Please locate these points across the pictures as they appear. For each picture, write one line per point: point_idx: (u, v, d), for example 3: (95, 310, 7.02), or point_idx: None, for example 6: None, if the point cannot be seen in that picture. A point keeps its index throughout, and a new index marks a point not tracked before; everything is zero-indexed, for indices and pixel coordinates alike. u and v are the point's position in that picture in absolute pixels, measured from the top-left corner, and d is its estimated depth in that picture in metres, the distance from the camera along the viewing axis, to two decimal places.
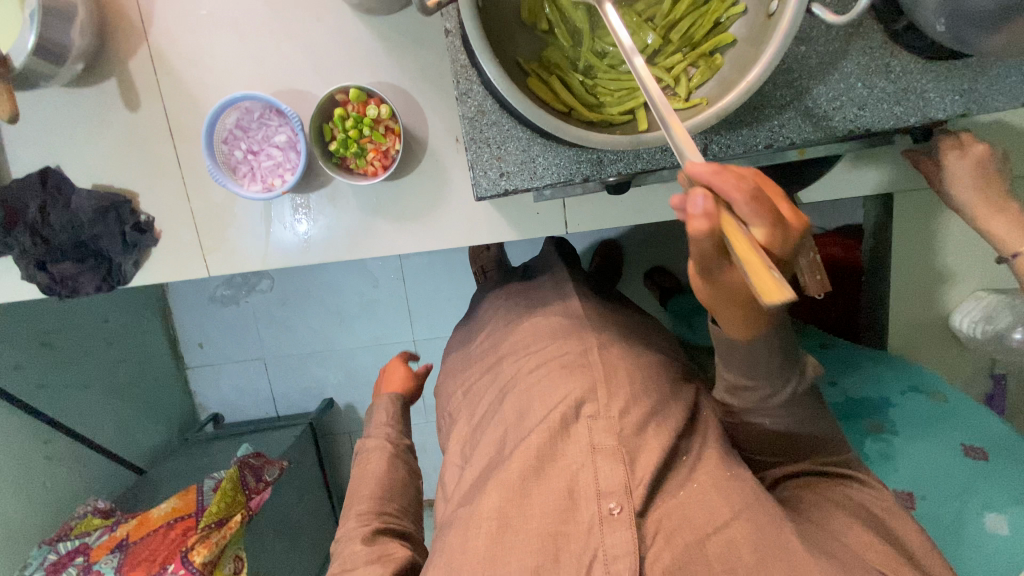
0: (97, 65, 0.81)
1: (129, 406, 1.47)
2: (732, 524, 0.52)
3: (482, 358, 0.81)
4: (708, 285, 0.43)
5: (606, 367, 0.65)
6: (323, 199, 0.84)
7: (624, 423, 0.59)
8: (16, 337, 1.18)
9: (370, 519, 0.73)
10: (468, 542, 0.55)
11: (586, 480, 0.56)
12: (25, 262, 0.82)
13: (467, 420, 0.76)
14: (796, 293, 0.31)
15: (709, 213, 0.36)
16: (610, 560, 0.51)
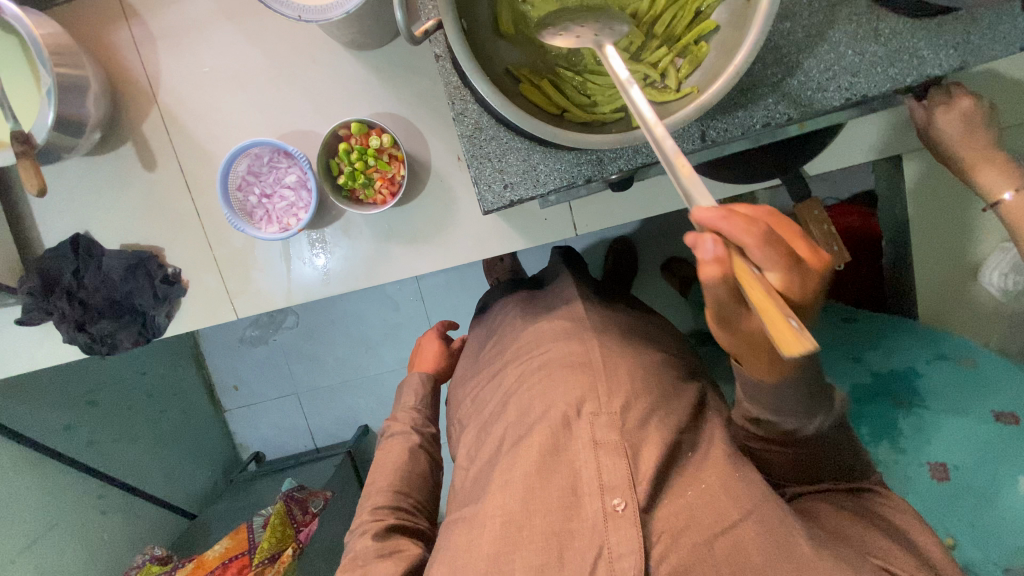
0: (113, 132, 0.85)
1: (174, 454, 1.51)
2: (741, 526, 0.55)
3: (487, 361, 0.83)
4: (728, 333, 0.46)
5: (607, 365, 0.67)
6: (338, 232, 0.87)
7: (627, 418, 0.61)
8: (62, 398, 1.24)
9: (385, 513, 0.75)
10: (473, 539, 0.59)
11: (591, 477, 0.58)
12: (65, 326, 0.86)
13: (467, 432, 0.78)
14: (815, 344, 0.31)
15: (718, 258, 0.39)
16: (615, 557, 0.54)
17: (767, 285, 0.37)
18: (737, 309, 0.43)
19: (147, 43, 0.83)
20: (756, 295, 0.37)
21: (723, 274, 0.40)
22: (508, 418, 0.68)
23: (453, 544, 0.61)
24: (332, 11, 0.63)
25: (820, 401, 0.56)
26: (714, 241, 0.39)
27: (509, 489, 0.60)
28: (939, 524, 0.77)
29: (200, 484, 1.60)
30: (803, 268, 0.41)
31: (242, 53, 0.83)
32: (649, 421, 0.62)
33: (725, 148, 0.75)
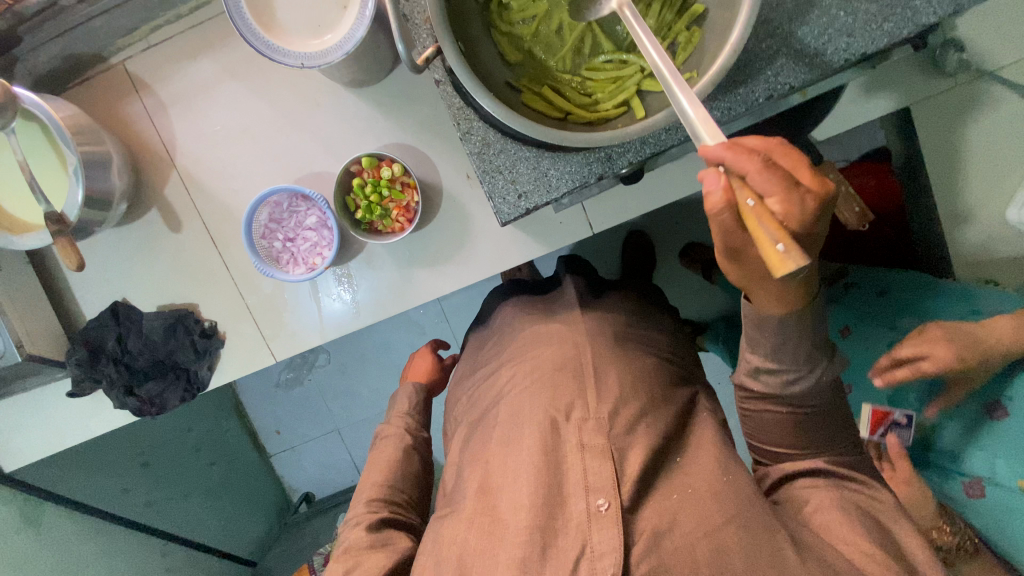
0: (138, 201, 0.89)
1: (228, 504, 1.55)
2: (724, 528, 0.58)
3: (481, 364, 0.86)
4: (735, 266, 0.49)
5: (593, 369, 0.71)
6: (362, 264, 0.89)
7: (613, 421, 0.66)
8: (117, 462, 1.27)
9: (380, 506, 0.78)
10: (461, 534, 0.63)
11: (576, 478, 0.62)
12: (115, 392, 0.90)
13: (460, 428, 0.82)
14: (800, 263, 0.37)
15: (723, 187, 0.41)
16: (595, 556, 0.57)
17: (767, 215, 0.40)
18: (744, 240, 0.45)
19: (159, 111, 0.87)
20: (756, 227, 0.40)
21: (725, 201, 0.42)
22: (499, 424, 0.71)
23: (441, 540, 0.65)
24: (333, 54, 0.66)
25: (821, 354, 0.58)
26: (713, 174, 0.42)
27: (503, 494, 0.64)
28: (1007, 472, 0.75)
29: (257, 532, 1.63)
30: (805, 190, 0.40)
31: (248, 106, 0.86)
32: (638, 427, 0.66)
33: (729, 128, 0.76)
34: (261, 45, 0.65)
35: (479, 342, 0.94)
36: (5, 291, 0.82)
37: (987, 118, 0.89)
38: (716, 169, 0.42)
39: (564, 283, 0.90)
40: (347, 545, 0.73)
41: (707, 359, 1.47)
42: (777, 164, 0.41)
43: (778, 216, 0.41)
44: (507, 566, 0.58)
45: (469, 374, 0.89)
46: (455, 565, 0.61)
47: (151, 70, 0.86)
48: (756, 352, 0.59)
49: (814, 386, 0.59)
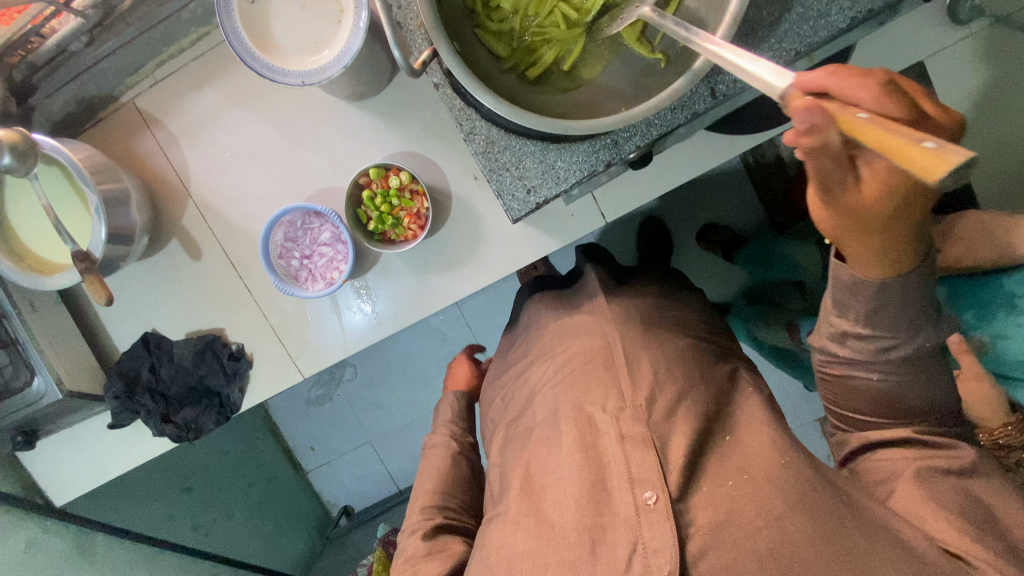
0: (159, 233, 0.91)
1: (269, 522, 1.57)
2: (786, 518, 0.55)
3: (513, 364, 0.86)
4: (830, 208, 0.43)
5: (628, 359, 0.69)
6: (379, 275, 0.89)
7: (653, 410, 0.64)
8: (161, 491, 1.31)
9: (434, 510, 0.78)
10: (508, 536, 0.64)
11: (619, 471, 0.61)
12: (153, 421, 0.93)
13: (500, 431, 0.82)
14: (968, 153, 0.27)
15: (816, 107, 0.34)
16: (650, 553, 0.56)
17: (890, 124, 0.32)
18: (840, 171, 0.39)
19: (171, 144, 0.89)
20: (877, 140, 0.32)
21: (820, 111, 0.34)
22: (536, 420, 0.72)
23: (488, 545, 0.65)
24: (331, 69, 0.66)
25: (926, 317, 0.53)
26: (822, 111, 0.33)
27: (546, 493, 0.64)
28: None
29: (300, 547, 1.65)
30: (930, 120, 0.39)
31: (255, 130, 0.87)
32: (678, 412, 0.64)
33: (737, 101, 0.74)
34: (262, 67, 0.66)
35: (510, 341, 0.94)
36: (42, 330, 0.85)
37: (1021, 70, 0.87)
38: (821, 106, 0.34)
39: (592, 273, 0.89)
40: (406, 557, 0.73)
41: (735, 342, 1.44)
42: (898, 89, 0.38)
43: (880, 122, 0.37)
44: (558, 568, 0.58)
45: (504, 368, 0.88)
46: (505, 567, 0.61)
47: (159, 104, 0.88)
48: (845, 314, 0.54)
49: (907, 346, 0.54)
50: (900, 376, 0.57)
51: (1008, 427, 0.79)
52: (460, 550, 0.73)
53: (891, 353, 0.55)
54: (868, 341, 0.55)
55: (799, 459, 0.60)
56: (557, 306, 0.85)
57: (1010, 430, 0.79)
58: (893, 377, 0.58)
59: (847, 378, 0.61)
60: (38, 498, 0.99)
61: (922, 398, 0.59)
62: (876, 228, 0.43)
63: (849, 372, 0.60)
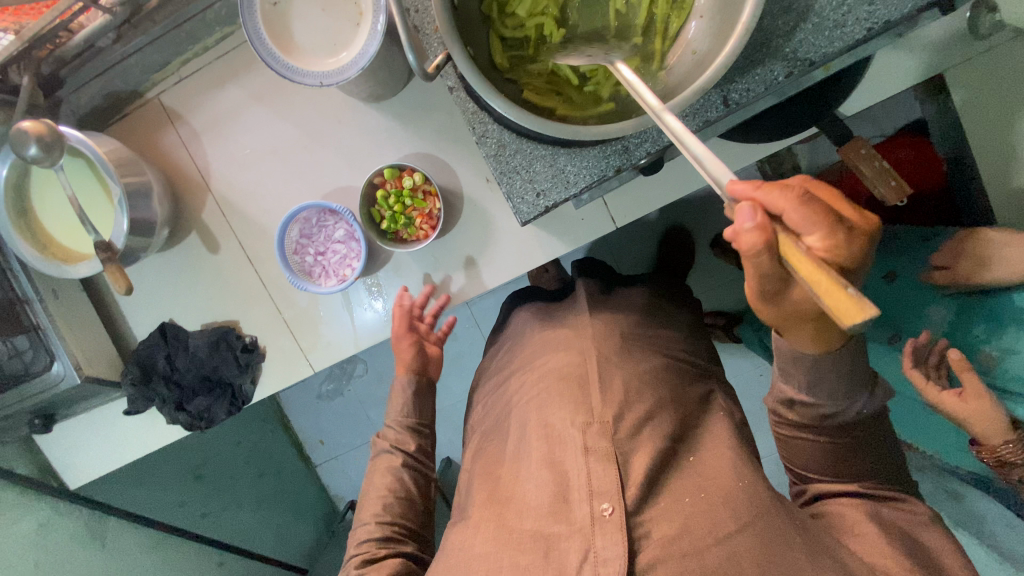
0: (178, 226, 0.94)
1: (277, 512, 1.59)
2: (736, 536, 0.57)
3: (494, 374, 0.87)
4: (773, 308, 0.49)
5: (602, 376, 0.70)
6: (390, 273, 0.91)
7: (619, 427, 0.64)
8: (171, 478, 1.33)
9: (369, 545, 0.73)
10: (470, 539, 0.64)
11: (580, 482, 0.61)
12: (167, 408, 0.95)
13: (475, 438, 0.83)
14: (877, 309, 0.33)
15: (760, 226, 0.41)
16: (599, 562, 0.55)
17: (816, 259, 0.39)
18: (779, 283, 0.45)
19: (192, 139, 0.91)
20: (805, 270, 0.39)
21: (766, 242, 0.41)
22: (511, 430, 0.73)
23: (449, 547, 0.66)
24: (348, 71, 0.67)
25: (859, 386, 0.60)
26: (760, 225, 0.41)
27: (511, 504, 0.66)
28: None
29: (306, 538, 1.67)
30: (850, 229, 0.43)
31: (273, 128, 0.89)
32: (643, 431, 0.65)
33: (751, 110, 0.74)
34: (281, 67, 0.68)
35: (496, 348, 0.95)
36: (63, 317, 0.87)
37: None
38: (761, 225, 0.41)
39: (582, 284, 0.90)
40: None
41: (745, 351, 1.43)
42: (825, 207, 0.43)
43: (817, 251, 0.43)
44: (511, 569, 0.58)
45: (488, 377, 0.89)
46: (459, 568, 0.62)
47: (183, 101, 0.91)
48: (790, 381, 0.60)
49: (843, 406, 0.61)
50: (844, 435, 0.64)
51: (1011, 444, 0.77)
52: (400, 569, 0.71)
53: (834, 413, 0.61)
54: (810, 404, 0.61)
55: (757, 479, 0.63)
56: (565, 311, 0.86)
57: (1013, 448, 0.77)
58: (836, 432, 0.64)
59: (796, 442, 0.66)
60: (53, 480, 1.03)
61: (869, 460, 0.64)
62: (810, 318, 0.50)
63: (800, 436, 0.65)
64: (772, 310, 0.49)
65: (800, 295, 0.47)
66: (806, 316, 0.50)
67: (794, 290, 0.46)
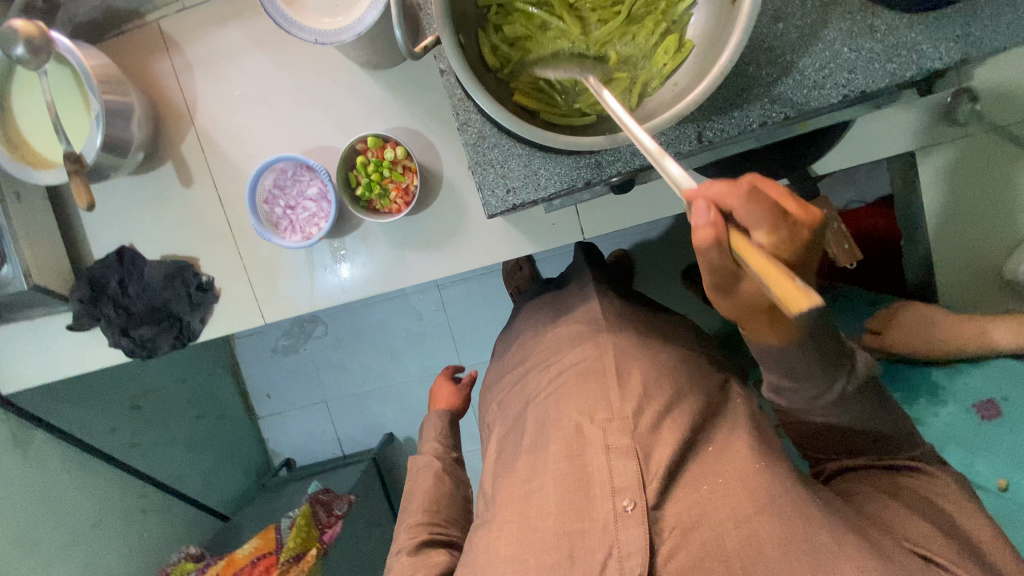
0: (155, 153, 0.93)
1: (210, 456, 1.57)
2: (755, 519, 0.55)
3: (513, 368, 0.87)
4: (730, 300, 0.51)
5: (619, 369, 0.70)
6: (356, 240, 0.92)
7: (639, 422, 0.65)
8: (108, 401, 1.32)
9: (422, 530, 0.80)
10: (492, 541, 0.65)
11: (601, 477, 0.62)
12: (111, 331, 0.93)
13: (499, 429, 0.84)
14: (820, 298, 0.34)
15: (711, 222, 0.44)
16: (624, 556, 0.57)
17: (768, 253, 0.40)
18: (731, 275, 0.47)
19: (184, 70, 0.91)
20: (757, 264, 0.40)
21: (716, 237, 0.44)
22: (528, 428, 0.74)
23: (476, 552, 0.67)
24: (344, 34, 0.68)
25: (836, 367, 0.57)
26: (709, 222, 0.44)
27: (532, 501, 0.65)
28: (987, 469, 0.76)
29: (235, 488, 1.65)
30: (797, 220, 0.45)
31: (267, 76, 0.89)
32: (665, 422, 0.65)
33: (727, 149, 0.76)
34: (281, 17, 0.68)
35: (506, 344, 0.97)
36: (21, 221, 0.86)
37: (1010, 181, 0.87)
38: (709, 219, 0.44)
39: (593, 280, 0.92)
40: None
41: None
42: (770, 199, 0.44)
43: (765, 247, 0.44)
44: (537, 569, 0.59)
45: (506, 368, 0.90)
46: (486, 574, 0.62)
47: (181, 30, 0.90)
48: (772, 373, 0.59)
49: (826, 388, 0.58)
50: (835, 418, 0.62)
51: None
52: (442, 561, 0.75)
53: (811, 397, 0.59)
54: (795, 391, 0.59)
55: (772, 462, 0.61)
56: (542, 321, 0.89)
57: None
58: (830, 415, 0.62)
59: (802, 420, 0.64)
60: None
61: (868, 437, 0.64)
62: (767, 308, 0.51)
63: (802, 416, 0.64)
64: (729, 301, 0.51)
65: (750, 283, 0.48)
66: (756, 308, 0.51)
67: (745, 282, 0.49)
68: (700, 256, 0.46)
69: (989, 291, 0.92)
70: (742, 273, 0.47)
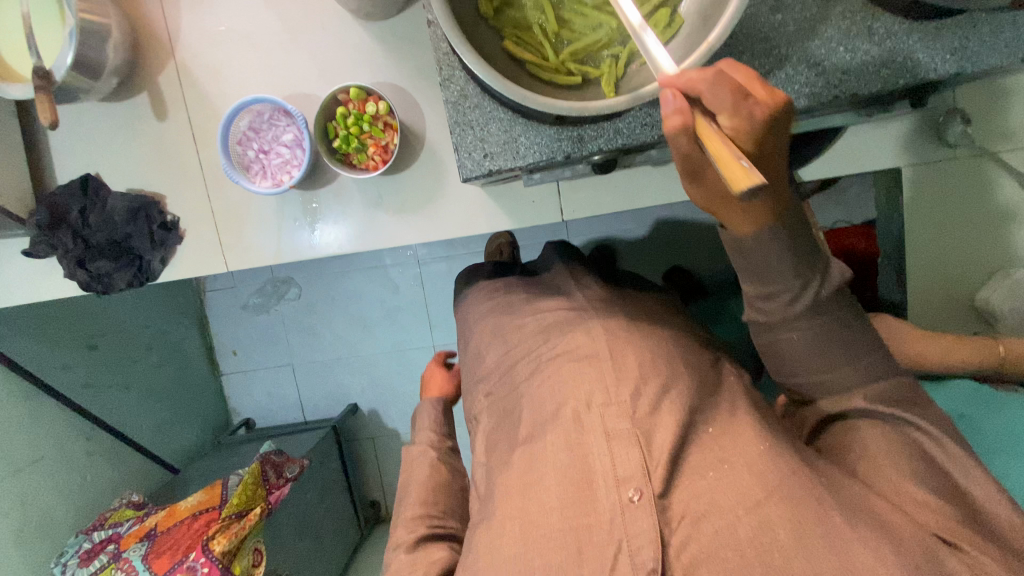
0: (131, 82, 0.90)
1: (165, 407, 1.54)
2: (767, 504, 0.51)
3: (494, 338, 0.81)
4: (701, 193, 0.49)
5: (615, 354, 0.65)
6: (330, 195, 0.89)
7: (637, 406, 0.60)
8: (64, 338, 1.28)
9: (419, 524, 0.76)
10: (493, 540, 0.59)
11: (604, 467, 0.57)
12: (67, 261, 0.90)
13: (483, 413, 0.78)
14: (759, 177, 0.35)
15: (678, 109, 0.43)
16: (634, 550, 0.53)
17: (723, 138, 0.40)
18: (700, 165, 0.46)
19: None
20: (717, 152, 0.40)
21: (683, 123, 0.43)
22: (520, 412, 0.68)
23: (474, 549, 0.61)
24: None
25: (809, 268, 0.52)
26: (676, 112, 0.43)
27: (531, 490, 0.60)
28: None
29: (190, 443, 1.62)
30: (755, 101, 0.42)
31: (255, 14, 0.86)
32: (662, 405, 0.61)
33: None
34: None
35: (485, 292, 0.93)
36: None
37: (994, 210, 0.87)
38: (676, 104, 0.43)
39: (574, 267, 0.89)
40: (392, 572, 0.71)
41: None
42: (731, 82, 0.43)
43: (728, 132, 0.43)
44: (544, 569, 0.54)
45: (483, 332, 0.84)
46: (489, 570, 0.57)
47: None
48: (748, 281, 0.54)
49: (800, 292, 0.52)
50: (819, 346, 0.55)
51: None
52: (440, 556, 0.71)
53: (789, 305, 0.53)
54: (768, 297, 0.54)
55: (776, 446, 0.56)
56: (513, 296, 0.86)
57: None
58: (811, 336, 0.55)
59: (774, 344, 0.57)
60: None
61: (852, 373, 0.56)
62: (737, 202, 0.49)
63: (774, 336, 0.56)
64: (701, 194, 0.49)
65: (715, 177, 0.47)
66: (729, 198, 0.48)
67: (712, 168, 0.46)
68: (670, 149, 0.45)
69: (957, 317, 0.93)
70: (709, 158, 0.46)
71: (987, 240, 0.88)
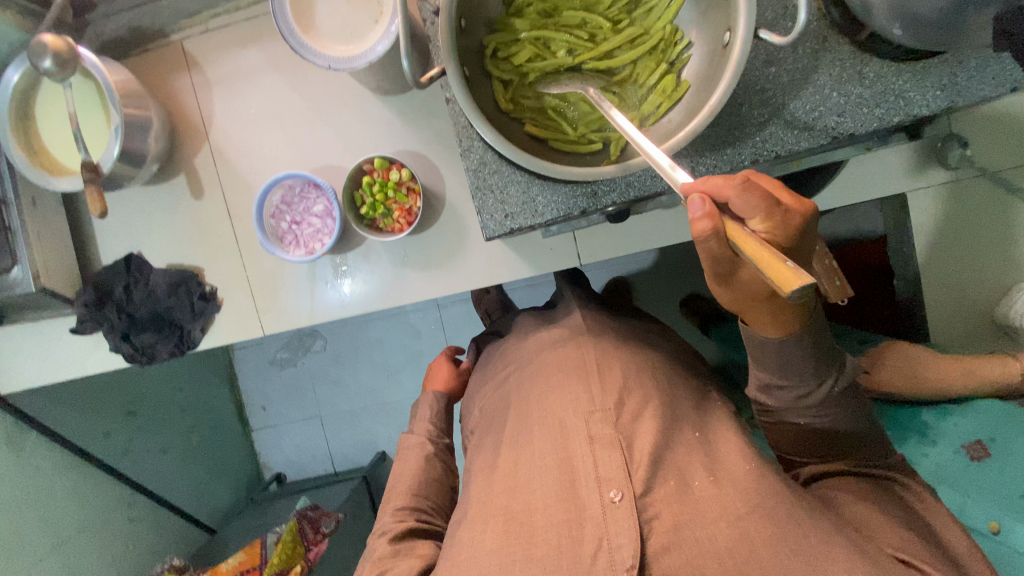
0: (169, 166, 0.96)
1: (200, 467, 1.57)
2: (747, 519, 0.53)
3: (494, 375, 0.84)
4: (727, 290, 0.52)
5: (601, 367, 0.68)
6: (359, 257, 0.94)
7: (620, 412, 0.62)
8: (105, 408, 1.33)
9: (406, 515, 0.76)
10: (476, 538, 0.59)
11: (586, 470, 0.58)
12: (112, 336, 0.94)
13: (476, 434, 0.80)
14: (812, 277, 0.36)
15: (708, 213, 0.45)
16: (615, 549, 0.53)
17: (760, 241, 0.43)
18: (730, 264, 0.49)
19: (203, 88, 0.95)
20: (754, 253, 0.42)
21: (715, 229, 0.45)
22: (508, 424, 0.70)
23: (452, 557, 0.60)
24: (357, 61, 0.72)
25: (827, 364, 0.59)
26: (708, 216, 0.45)
27: (516, 491, 0.61)
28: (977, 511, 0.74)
29: (224, 501, 1.64)
30: (786, 209, 0.46)
31: (281, 96, 0.93)
32: (644, 413, 0.63)
33: None
34: (297, 44, 0.72)
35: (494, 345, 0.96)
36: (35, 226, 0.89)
37: (1001, 225, 0.89)
38: (709, 211, 0.45)
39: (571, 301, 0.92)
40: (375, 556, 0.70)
41: None
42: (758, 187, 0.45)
43: (760, 234, 0.46)
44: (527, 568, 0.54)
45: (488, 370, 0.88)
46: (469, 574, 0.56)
47: (203, 51, 0.94)
48: (762, 369, 0.60)
49: (815, 387, 0.59)
50: (821, 419, 0.61)
51: None
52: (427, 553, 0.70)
53: (804, 395, 0.60)
54: (784, 386, 0.60)
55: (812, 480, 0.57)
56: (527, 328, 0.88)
57: None
58: (817, 414, 0.61)
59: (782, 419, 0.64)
60: None
61: (843, 441, 0.63)
62: (763, 301, 0.53)
63: (781, 415, 0.63)
64: (728, 293, 0.53)
65: (745, 276, 0.50)
66: (756, 299, 0.52)
67: (743, 270, 0.49)
68: (698, 247, 0.48)
69: (979, 333, 0.94)
70: (739, 261, 0.49)
71: (997, 255, 0.90)
